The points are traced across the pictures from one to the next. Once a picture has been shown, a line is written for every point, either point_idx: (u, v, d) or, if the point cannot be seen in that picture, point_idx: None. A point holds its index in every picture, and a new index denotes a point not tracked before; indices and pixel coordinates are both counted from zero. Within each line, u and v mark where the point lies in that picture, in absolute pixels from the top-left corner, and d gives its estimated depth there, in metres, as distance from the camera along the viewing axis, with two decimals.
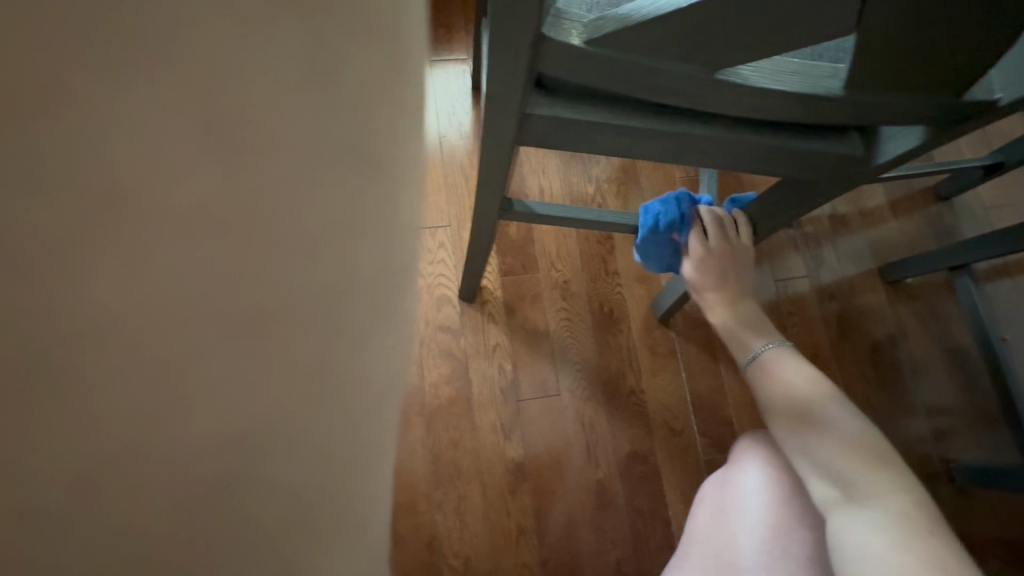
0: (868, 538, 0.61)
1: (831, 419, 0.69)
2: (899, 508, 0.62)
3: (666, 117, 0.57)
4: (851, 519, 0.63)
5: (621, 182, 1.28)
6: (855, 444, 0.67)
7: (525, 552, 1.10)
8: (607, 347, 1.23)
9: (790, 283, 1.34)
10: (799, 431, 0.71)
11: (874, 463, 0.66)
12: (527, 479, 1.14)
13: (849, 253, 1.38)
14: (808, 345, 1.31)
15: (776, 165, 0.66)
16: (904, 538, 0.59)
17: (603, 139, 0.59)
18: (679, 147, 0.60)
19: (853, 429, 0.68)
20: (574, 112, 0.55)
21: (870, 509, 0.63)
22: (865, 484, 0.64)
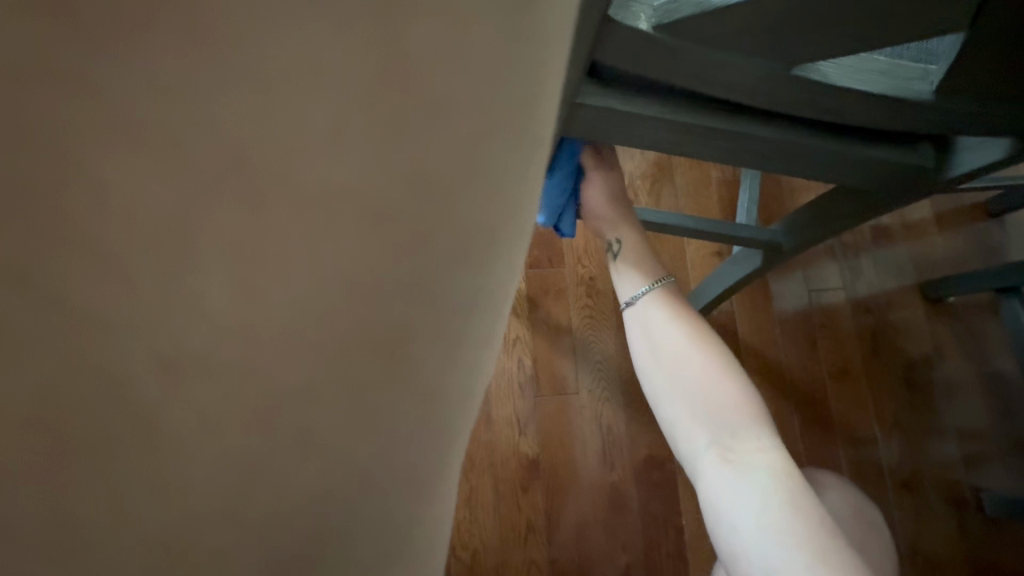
0: (741, 484, 0.59)
1: (700, 373, 0.66)
2: (777, 460, 0.61)
3: (724, 115, 0.53)
4: (726, 471, 0.61)
5: (655, 179, 1.24)
6: (734, 401, 0.65)
7: (534, 550, 1.09)
8: (629, 348, 1.20)
9: (825, 294, 1.29)
10: (690, 387, 0.65)
11: (760, 422, 0.64)
12: (540, 477, 1.12)
13: (889, 267, 1.32)
14: (839, 360, 1.25)
15: (836, 173, 0.61)
16: (772, 485, 0.59)
17: (655, 136, 0.55)
18: (735, 147, 0.57)
19: (731, 386, 0.65)
20: (627, 105, 0.52)
21: (745, 459, 0.61)
22: (743, 434, 0.63)
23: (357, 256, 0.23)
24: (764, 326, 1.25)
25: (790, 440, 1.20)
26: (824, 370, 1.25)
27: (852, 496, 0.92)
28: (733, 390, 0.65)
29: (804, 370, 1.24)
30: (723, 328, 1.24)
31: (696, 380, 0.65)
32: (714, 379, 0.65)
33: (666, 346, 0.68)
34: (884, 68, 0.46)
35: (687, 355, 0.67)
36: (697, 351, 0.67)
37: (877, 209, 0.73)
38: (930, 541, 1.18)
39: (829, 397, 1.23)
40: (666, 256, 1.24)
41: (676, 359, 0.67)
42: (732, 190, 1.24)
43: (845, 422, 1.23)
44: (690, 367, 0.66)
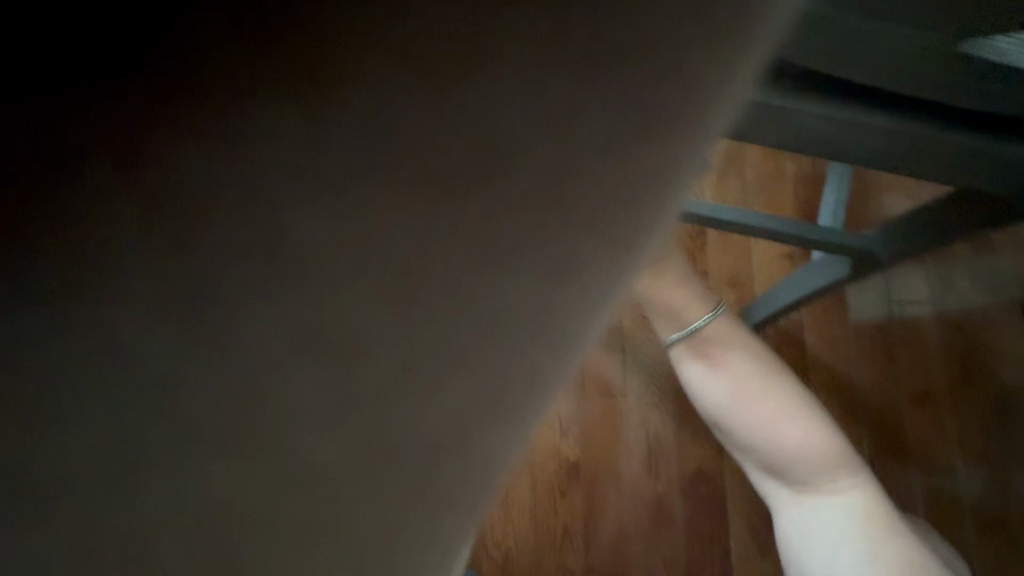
0: (829, 527, 0.65)
1: (760, 415, 0.65)
2: (863, 495, 0.66)
3: (877, 108, 0.48)
4: (807, 512, 0.67)
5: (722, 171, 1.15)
6: (806, 448, 0.65)
7: (569, 555, 1.04)
8: None
9: (907, 305, 1.17)
10: (756, 438, 0.66)
11: (844, 457, 0.66)
12: (579, 480, 1.07)
13: (986, 280, 1.18)
14: (920, 381, 1.13)
15: (980, 175, 0.55)
16: (863, 527, 0.64)
17: (804, 130, 0.49)
18: (879, 148, 0.51)
19: (795, 425, 0.65)
20: (782, 99, 0.47)
21: (835, 507, 0.66)
22: (828, 480, 0.66)
23: (471, 183, 0.29)
24: (836, 337, 1.14)
25: None
26: (903, 390, 1.13)
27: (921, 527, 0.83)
28: (808, 430, 0.65)
29: (879, 388, 1.13)
30: (789, 339, 1.14)
31: (759, 426, 0.65)
32: (775, 420, 0.65)
33: (722, 396, 0.67)
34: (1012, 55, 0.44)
35: (745, 404, 0.66)
36: (744, 384, 0.67)
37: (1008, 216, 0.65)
38: None
39: (906, 420, 1.12)
40: (730, 256, 1.15)
41: (737, 409, 0.66)
42: (809, 187, 1.13)
43: (924, 451, 1.11)
44: (754, 415, 0.65)
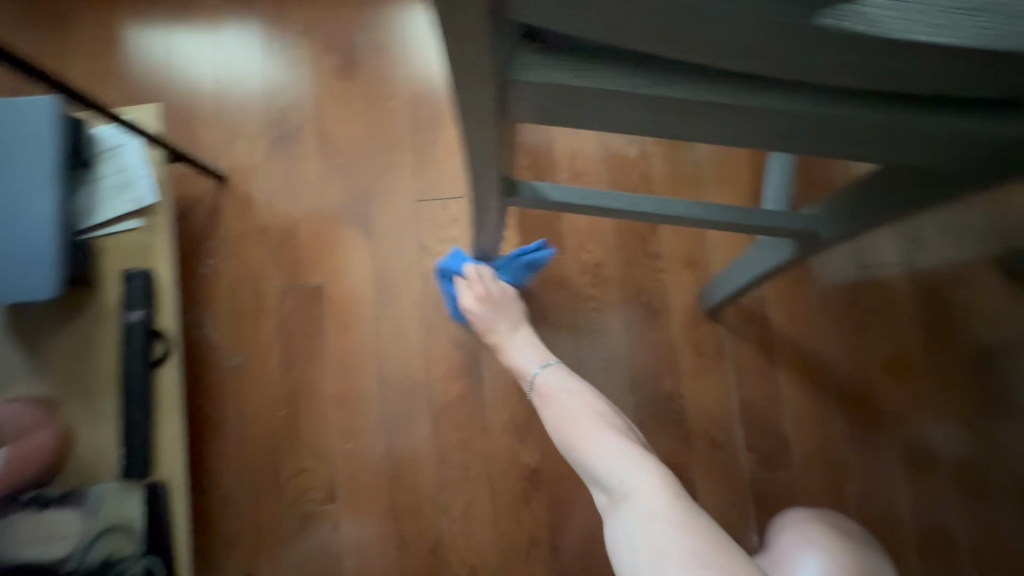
0: (623, 523, 0.63)
1: (573, 433, 0.74)
2: (658, 492, 0.64)
3: (751, 90, 0.39)
4: (614, 514, 0.66)
5: (669, 144, 1.10)
6: (605, 453, 0.70)
7: (537, 565, 0.99)
8: (643, 342, 1.06)
9: (876, 270, 1.10)
10: (571, 452, 0.73)
11: (637, 460, 0.68)
12: (542, 488, 1.01)
13: (957, 235, 1.11)
14: (892, 350, 1.08)
15: (889, 150, 0.47)
16: (646, 520, 0.61)
17: (625, 111, 0.43)
18: (752, 126, 0.44)
19: (601, 438, 0.71)
20: (592, 81, 0.39)
21: (626, 506, 0.64)
22: (620, 482, 0.66)
23: None
24: (802, 311, 1.08)
25: (830, 442, 1.05)
26: (874, 359, 1.08)
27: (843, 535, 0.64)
28: (607, 440, 0.71)
29: (848, 361, 1.07)
30: (753, 318, 1.08)
31: (572, 439, 0.73)
32: (584, 435, 0.73)
33: (552, 421, 0.78)
34: (888, 25, 0.27)
35: (561, 423, 0.76)
36: (565, 409, 0.78)
37: (944, 190, 0.56)
38: (999, 555, 1.02)
39: (878, 390, 1.07)
40: (685, 236, 1.08)
41: (558, 426, 0.76)
42: (762, 155, 1.09)
43: (897, 419, 1.06)
44: (564, 429, 0.75)
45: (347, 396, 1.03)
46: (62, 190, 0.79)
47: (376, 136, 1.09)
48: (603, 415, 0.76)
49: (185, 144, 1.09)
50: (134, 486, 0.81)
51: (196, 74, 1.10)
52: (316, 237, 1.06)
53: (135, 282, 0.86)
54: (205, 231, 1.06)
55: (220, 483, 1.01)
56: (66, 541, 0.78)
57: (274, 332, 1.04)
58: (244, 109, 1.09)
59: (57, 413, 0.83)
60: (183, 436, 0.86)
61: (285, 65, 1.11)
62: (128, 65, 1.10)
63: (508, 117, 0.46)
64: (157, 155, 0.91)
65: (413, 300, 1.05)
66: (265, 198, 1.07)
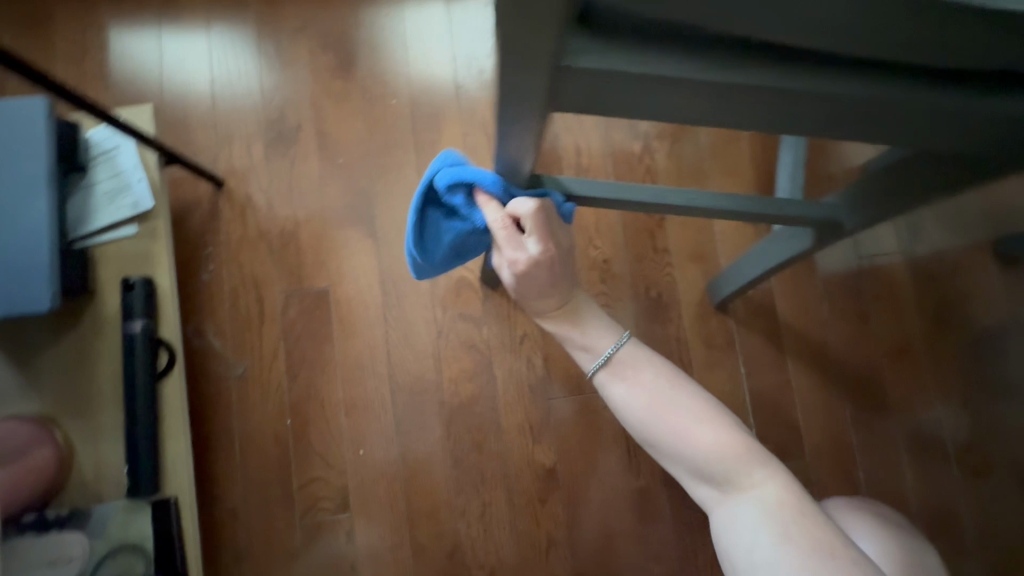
0: (749, 525, 0.58)
1: (675, 421, 0.61)
2: (778, 490, 0.59)
3: (817, 72, 0.39)
4: (735, 513, 0.59)
5: (673, 139, 1.10)
6: (719, 448, 0.60)
7: (556, 565, 0.98)
8: (654, 337, 1.06)
9: (878, 258, 1.12)
10: (672, 447, 0.62)
11: (750, 450, 0.61)
12: (558, 487, 1.00)
13: (953, 222, 1.14)
14: (896, 336, 1.10)
15: (927, 138, 0.48)
16: (777, 520, 0.57)
17: (674, 103, 0.42)
18: (809, 111, 0.43)
19: (710, 428, 0.61)
20: (654, 66, 0.38)
21: (751, 504, 0.59)
22: (739, 478, 0.60)
23: None
24: (808, 301, 1.10)
25: (839, 429, 1.07)
26: (879, 347, 1.09)
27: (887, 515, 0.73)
28: (720, 431, 0.61)
29: (854, 349, 1.09)
30: (761, 309, 1.09)
31: (673, 428, 0.61)
32: (688, 424, 0.61)
33: (642, 413, 0.63)
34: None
35: (658, 415, 0.62)
36: (654, 388, 0.63)
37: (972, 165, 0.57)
38: (1006, 533, 1.04)
39: (884, 377, 1.09)
40: (691, 229, 1.08)
41: (653, 420, 0.62)
42: (765, 147, 1.10)
43: (903, 404, 1.08)
44: (663, 421, 0.61)
45: (357, 402, 1.00)
46: (55, 196, 0.75)
47: (378, 136, 1.07)
48: (701, 394, 0.64)
49: (179, 148, 1.05)
50: (144, 503, 0.79)
51: (187, 76, 1.07)
52: (319, 240, 1.04)
53: (134, 292, 0.82)
54: (203, 237, 1.03)
55: (228, 497, 0.98)
56: (74, 564, 0.75)
57: (278, 339, 1.01)
58: (239, 111, 1.06)
59: (56, 430, 0.79)
60: (191, 449, 0.83)
61: (281, 65, 1.08)
62: (115, 68, 1.06)
63: (551, 108, 0.46)
64: (151, 157, 0.87)
65: (421, 302, 1.03)
66: (265, 202, 1.04)
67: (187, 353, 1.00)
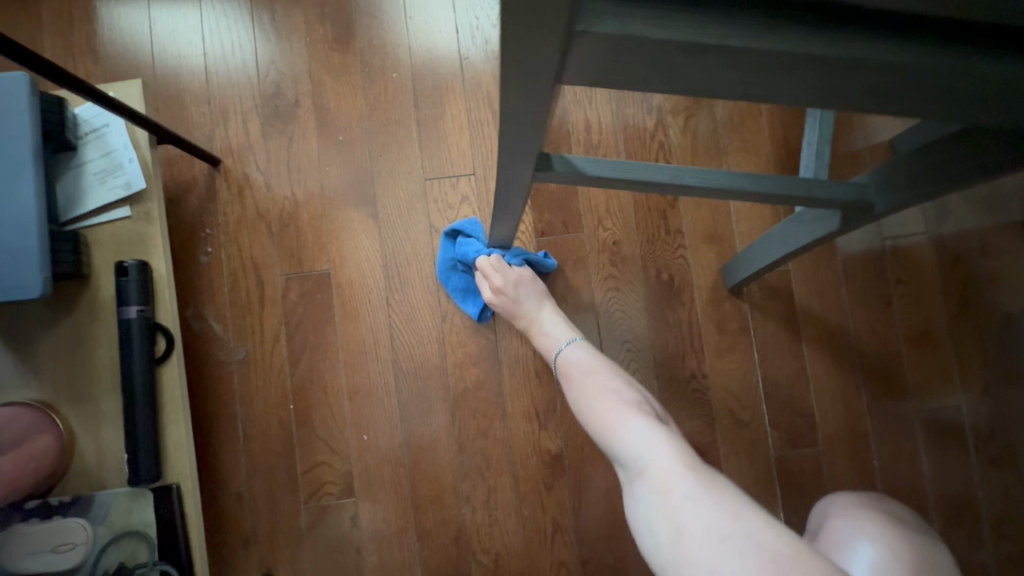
0: (637, 502, 0.59)
1: (589, 415, 0.70)
2: (669, 464, 0.59)
3: (869, 37, 0.34)
4: (630, 493, 0.61)
5: (688, 113, 1.04)
6: (616, 431, 0.65)
7: (562, 551, 0.97)
8: (664, 322, 1.03)
9: (902, 241, 1.07)
10: (594, 434, 0.69)
11: (650, 432, 0.63)
12: (565, 473, 0.99)
13: (983, 202, 1.08)
14: (918, 321, 1.06)
15: (986, 114, 0.42)
16: (660, 495, 0.56)
17: (703, 74, 0.37)
18: (854, 86, 0.38)
19: (612, 415, 0.67)
20: (681, 29, 0.33)
21: (641, 483, 0.59)
22: (634, 454, 0.62)
23: None
24: (826, 284, 1.05)
25: (855, 417, 1.04)
26: (900, 333, 1.05)
27: (888, 510, 0.70)
28: (622, 417, 0.66)
29: (874, 335, 1.05)
30: (777, 293, 1.05)
31: (589, 421, 0.70)
32: (597, 416, 0.69)
33: (574, 410, 0.74)
34: None
35: (580, 410, 0.72)
36: (581, 390, 0.74)
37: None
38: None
39: (903, 364, 1.05)
40: (706, 210, 1.04)
41: (578, 414, 0.72)
42: (786, 122, 1.04)
43: (922, 392, 1.04)
44: (585, 413, 0.71)
45: (360, 386, 0.99)
46: (42, 176, 0.72)
47: (378, 112, 1.02)
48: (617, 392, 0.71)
49: (174, 126, 1.01)
50: (144, 490, 0.78)
51: (180, 49, 1.02)
52: (320, 222, 1.00)
53: (129, 277, 0.79)
54: (201, 219, 1.00)
55: (233, 481, 0.97)
56: (79, 549, 0.75)
57: (280, 323, 0.99)
58: (235, 86, 1.02)
59: (55, 416, 0.77)
60: (191, 435, 0.82)
61: (276, 36, 1.03)
62: (105, 41, 1.02)
63: (562, 83, 0.42)
64: (142, 136, 0.84)
65: (425, 285, 1.00)
66: (263, 181, 1.01)
67: (188, 337, 0.99)
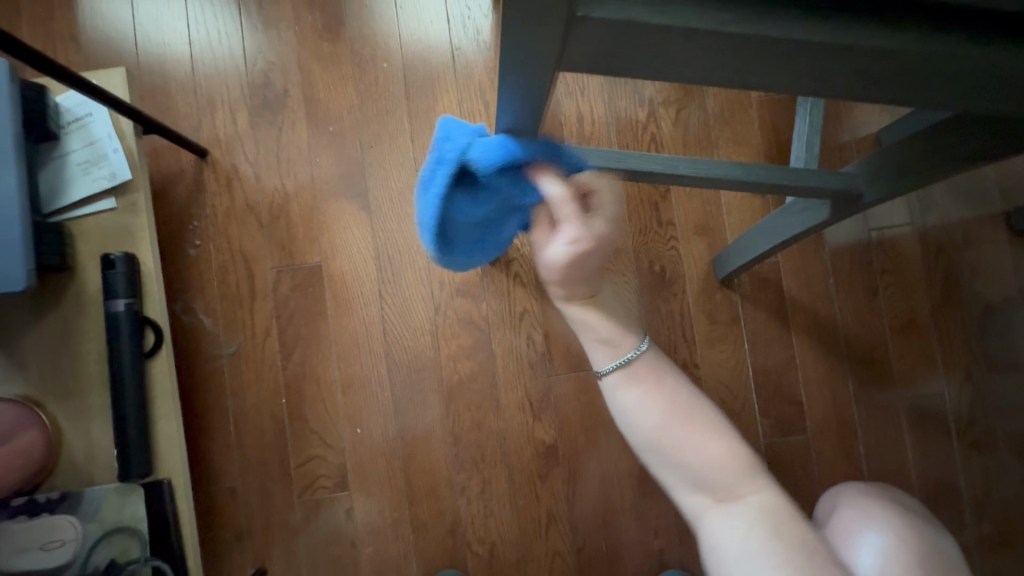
0: (740, 537, 0.58)
1: (672, 438, 0.61)
2: (774, 508, 0.59)
3: (860, 25, 0.34)
4: (729, 524, 0.59)
5: (680, 105, 1.05)
6: (716, 465, 0.60)
7: (556, 540, 0.98)
8: (656, 313, 1.04)
9: (888, 231, 1.09)
10: (672, 456, 0.61)
11: (748, 467, 0.61)
12: (559, 464, 0.99)
13: (966, 193, 1.10)
14: (903, 310, 1.08)
15: (972, 102, 0.43)
16: (775, 533, 0.57)
17: (698, 61, 0.38)
18: (844, 75, 0.39)
19: (708, 443, 0.61)
20: (678, 15, 0.34)
21: (744, 522, 0.58)
22: (734, 489, 0.60)
23: None
24: (815, 274, 1.07)
25: (842, 404, 1.06)
26: (886, 322, 1.07)
27: (889, 497, 0.73)
28: (722, 443, 0.61)
29: (860, 324, 1.07)
30: (767, 284, 1.06)
31: (670, 444, 0.61)
32: (687, 441, 0.61)
33: (646, 421, 0.63)
34: None
35: (663, 424, 0.62)
36: (651, 401, 0.63)
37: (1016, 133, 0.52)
38: (1003, 504, 1.04)
39: (889, 352, 1.07)
40: (697, 201, 1.05)
41: (658, 428, 0.62)
42: (775, 114, 1.05)
43: (907, 379, 1.07)
44: (660, 431, 0.62)
45: (353, 379, 0.98)
46: (23, 166, 0.70)
47: (369, 102, 1.01)
48: (696, 411, 0.63)
49: (160, 116, 1.00)
50: (134, 485, 0.77)
51: (164, 37, 1.00)
52: (310, 214, 0.99)
53: (116, 270, 0.78)
54: (188, 211, 0.98)
55: (225, 475, 0.96)
56: (68, 546, 0.74)
57: (271, 316, 0.98)
58: (221, 75, 1.00)
59: (41, 411, 0.76)
60: (181, 430, 0.81)
61: (264, 25, 1.01)
62: (86, 28, 0.99)
63: (558, 70, 0.42)
64: (127, 125, 0.82)
65: (417, 277, 1.00)
66: (252, 173, 0.99)
67: (177, 330, 0.97)
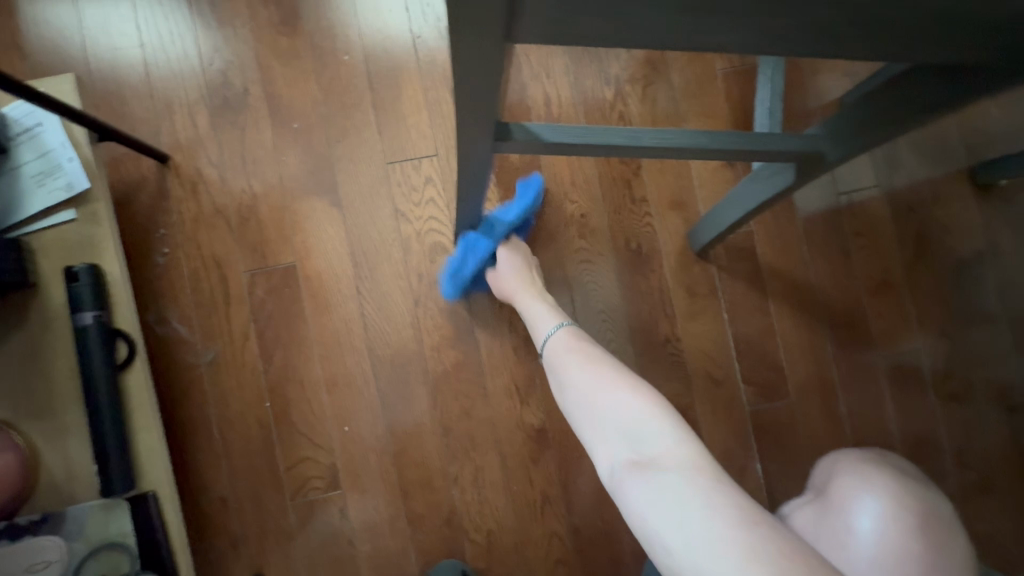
0: (658, 486, 0.51)
1: (600, 397, 0.65)
2: (698, 458, 0.53)
3: None
4: (640, 482, 0.53)
5: (646, 81, 1.05)
6: (635, 413, 0.60)
7: (552, 521, 0.99)
8: (637, 289, 1.04)
9: (856, 194, 1.11)
10: (597, 410, 0.64)
11: (668, 421, 0.58)
12: (551, 445, 1.00)
13: (930, 151, 1.12)
14: (877, 272, 1.10)
15: (921, 49, 0.44)
16: (696, 481, 0.50)
17: (645, 22, 0.38)
18: (794, 28, 0.39)
19: (629, 396, 0.63)
20: None
21: (664, 471, 0.52)
22: (655, 439, 0.56)
23: None
24: (790, 241, 1.09)
25: (822, 366, 1.08)
26: (861, 283, 1.09)
27: (882, 460, 0.74)
28: (639, 400, 0.61)
29: (837, 287, 1.09)
30: (743, 254, 1.07)
31: (597, 400, 0.64)
32: (609, 397, 0.64)
33: (579, 384, 0.69)
34: None
35: (593, 385, 0.67)
36: (586, 372, 0.70)
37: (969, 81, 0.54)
38: (979, 450, 1.08)
39: (865, 312, 1.09)
40: (669, 175, 1.05)
41: (581, 395, 0.67)
42: (740, 84, 1.06)
43: (884, 338, 1.09)
44: (589, 392, 0.66)
45: (338, 378, 0.97)
46: None
47: (333, 97, 0.99)
48: (626, 378, 0.66)
49: (116, 123, 0.97)
50: (119, 500, 0.75)
51: (114, 42, 0.97)
52: (281, 214, 0.98)
53: (80, 282, 0.75)
54: (154, 220, 0.96)
55: (215, 484, 0.95)
56: (55, 566, 0.72)
57: (248, 320, 0.97)
58: (177, 78, 0.97)
59: (15, 434, 0.74)
60: (164, 440, 0.79)
61: (218, 23, 0.98)
62: (31, 37, 0.96)
63: (511, 42, 0.42)
64: (79, 132, 0.80)
65: (395, 271, 0.99)
66: (217, 175, 0.97)
67: (152, 342, 0.95)
